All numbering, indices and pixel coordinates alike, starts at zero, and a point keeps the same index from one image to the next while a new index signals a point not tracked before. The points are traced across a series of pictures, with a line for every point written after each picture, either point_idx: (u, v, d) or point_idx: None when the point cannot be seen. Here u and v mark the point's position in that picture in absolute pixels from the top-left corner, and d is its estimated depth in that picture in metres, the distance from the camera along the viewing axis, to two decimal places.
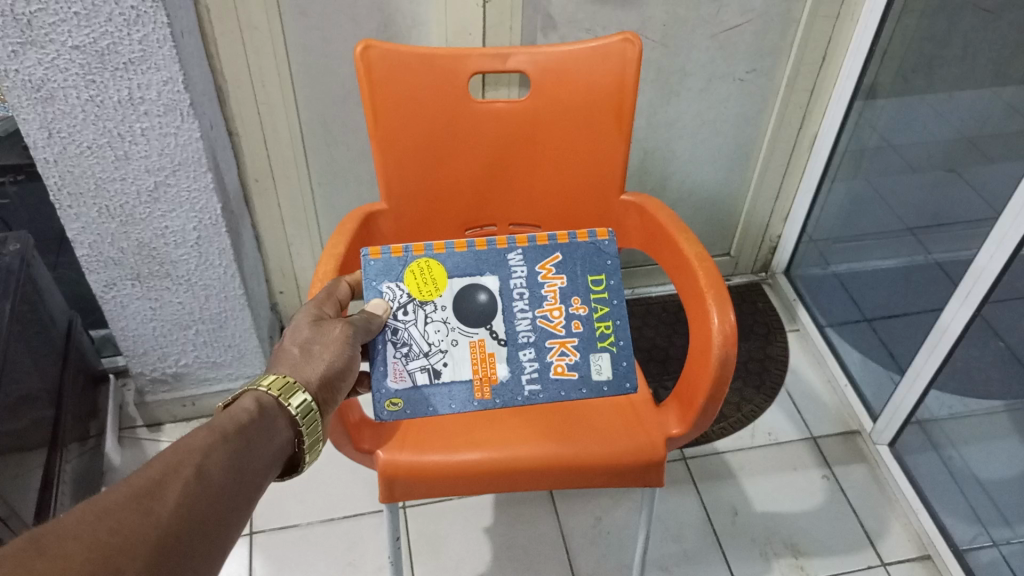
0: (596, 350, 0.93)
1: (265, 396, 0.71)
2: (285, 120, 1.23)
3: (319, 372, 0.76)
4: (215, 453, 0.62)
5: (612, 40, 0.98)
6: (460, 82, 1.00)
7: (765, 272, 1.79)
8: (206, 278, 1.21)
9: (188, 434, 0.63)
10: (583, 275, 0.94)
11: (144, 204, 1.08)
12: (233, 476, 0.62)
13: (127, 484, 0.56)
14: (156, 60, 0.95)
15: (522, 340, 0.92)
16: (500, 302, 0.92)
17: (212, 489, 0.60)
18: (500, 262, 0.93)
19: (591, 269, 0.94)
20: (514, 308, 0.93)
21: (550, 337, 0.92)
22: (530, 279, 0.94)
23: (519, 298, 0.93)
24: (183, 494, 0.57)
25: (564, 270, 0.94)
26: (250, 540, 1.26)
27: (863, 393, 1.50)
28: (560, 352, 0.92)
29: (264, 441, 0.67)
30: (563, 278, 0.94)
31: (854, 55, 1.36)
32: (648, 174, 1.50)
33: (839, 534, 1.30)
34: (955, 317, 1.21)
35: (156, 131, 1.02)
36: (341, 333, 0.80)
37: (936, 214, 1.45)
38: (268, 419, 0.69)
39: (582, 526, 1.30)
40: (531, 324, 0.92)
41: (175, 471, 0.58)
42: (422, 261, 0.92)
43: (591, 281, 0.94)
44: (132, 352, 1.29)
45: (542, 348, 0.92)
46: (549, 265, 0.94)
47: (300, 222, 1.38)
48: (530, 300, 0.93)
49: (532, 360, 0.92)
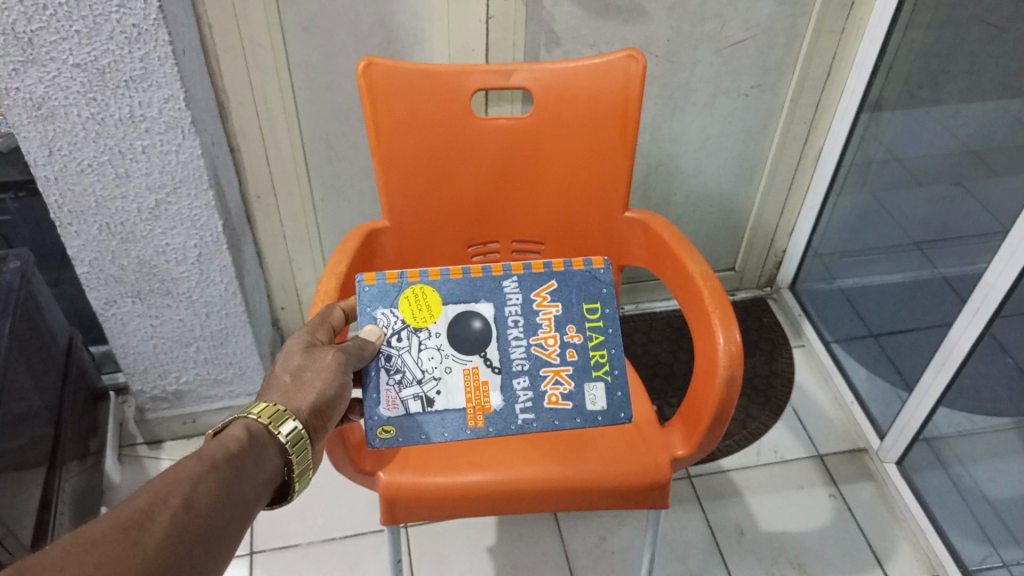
0: (590, 379, 0.91)
1: (254, 424, 0.70)
2: (288, 137, 1.22)
3: (309, 400, 0.75)
4: (204, 482, 0.61)
5: (616, 57, 0.98)
6: (462, 99, 0.99)
7: (770, 287, 1.77)
8: (207, 295, 1.20)
9: (176, 463, 0.62)
10: (578, 303, 0.93)
11: (145, 221, 1.08)
12: (223, 505, 0.61)
13: (114, 514, 0.54)
14: (157, 78, 0.94)
15: (515, 368, 0.90)
16: (493, 329, 0.91)
17: (202, 518, 0.59)
18: (495, 289, 0.92)
19: (585, 296, 0.93)
20: (508, 335, 0.91)
21: (544, 365, 0.91)
22: (525, 306, 0.92)
23: (513, 325, 0.92)
24: (171, 525, 0.56)
25: (559, 297, 0.93)
26: (250, 559, 1.25)
27: (870, 411, 1.49)
28: (554, 380, 0.90)
29: (254, 468, 0.66)
30: (558, 306, 0.93)
31: (860, 69, 1.35)
32: (653, 190, 1.49)
33: (846, 554, 1.28)
34: (964, 335, 1.19)
35: (157, 149, 1.01)
36: (333, 360, 0.79)
37: (942, 228, 1.43)
38: (259, 447, 0.68)
39: (586, 545, 1.29)
40: (525, 352, 0.90)
41: (163, 501, 0.57)
42: (416, 287, 0.90)
43: (586, 309, 0.93)
44: (132, 370, 1.28)
45: (536, 376, 0.90)
46: (544, 293, 0.93)
47: (302, 238, 1.38)
48: (524, 328, 0.91)
49: (526, 389, 0.90)
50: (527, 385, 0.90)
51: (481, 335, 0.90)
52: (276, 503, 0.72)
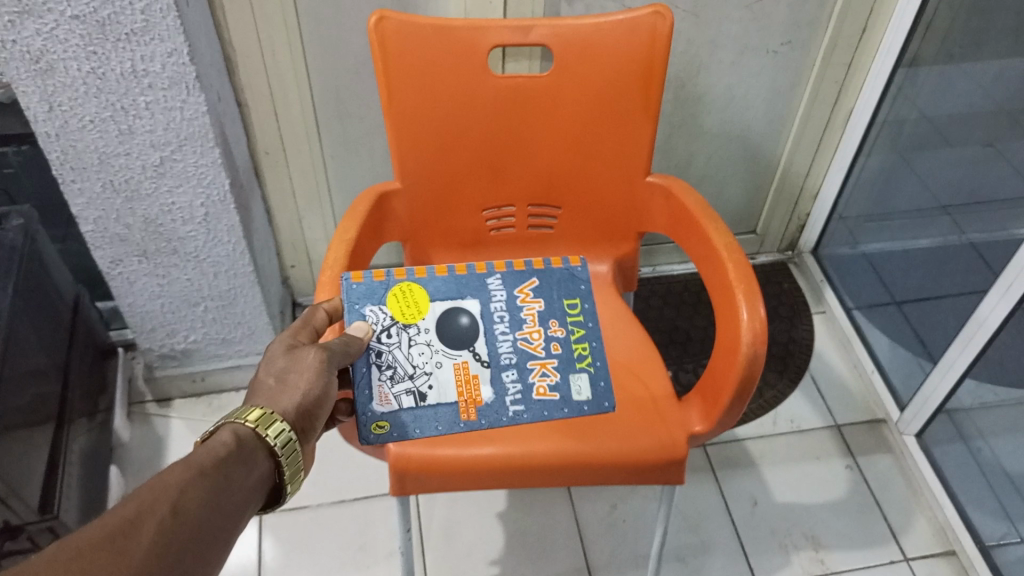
0: (575, 370, 0.89)
1: (242, 431, 0.67)
2: (297, 92, 1.18)
3: (295, 401, 0.72)
4: (191, 489, 0.59)
5: (641, 12, 0.92)
6: (479, 56, 0.94)
7: (791, 251, 1.73)
8: (215, 255, 1.17)
9: (164, 469, 0.60)
10: (560, 299, 0.93)
11: (149, 179, 1.04)
12: (211, 512, 0.59)
13: (99, 522, 0.53)
14: (159, 31, 0.90)
15: (504, 362, 0.88)
16: (481, 324, 0.89)
17: (191, 524, 0.57)
18: (481, 286, 0.91)
19: (565, 293, 0.94)
20: (495, 331, 0.89)
21: (531, 358, 0.89)
22: (509, 302, 0.92)
23: (499, 321, 0.90)
24: (157, 533, 0.54)
25: (541, 294, 0.93)
26: (259, 521, 1.24)
27: (890, 380, 1.46)
28: (541, 373, 0.89)
29: (243, 472, 0.64)
30: (541, 302, 0.92)
31: (897, 27, 1.29)
32: (673, 151, 1.44)
33: (860, 526, 1.27)
34: (994, 310, 1.15)
35: (161, 105, 0.97)
36: (317, 359, 0.75)
37: (971, 192, 1.37)
38: (247, 452, 0.66)
39: (597, 513, 1.27)
40: (512, 346, 0.89)
41: (149, 508, 0.55)
42: (402, 285, 0.89)
43: (568, 305, 0.93)
44: (139, 328, 1.26)
45: (524, 369, 0.88)
46: (527, 289, 0.93)
47: (312, 197, 1.34)
48: (510, 323, 0.90)
49: (515, 381, 0.88)
50: (520, 376, 0.88)
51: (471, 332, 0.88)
52: (268, 507, 0.70)
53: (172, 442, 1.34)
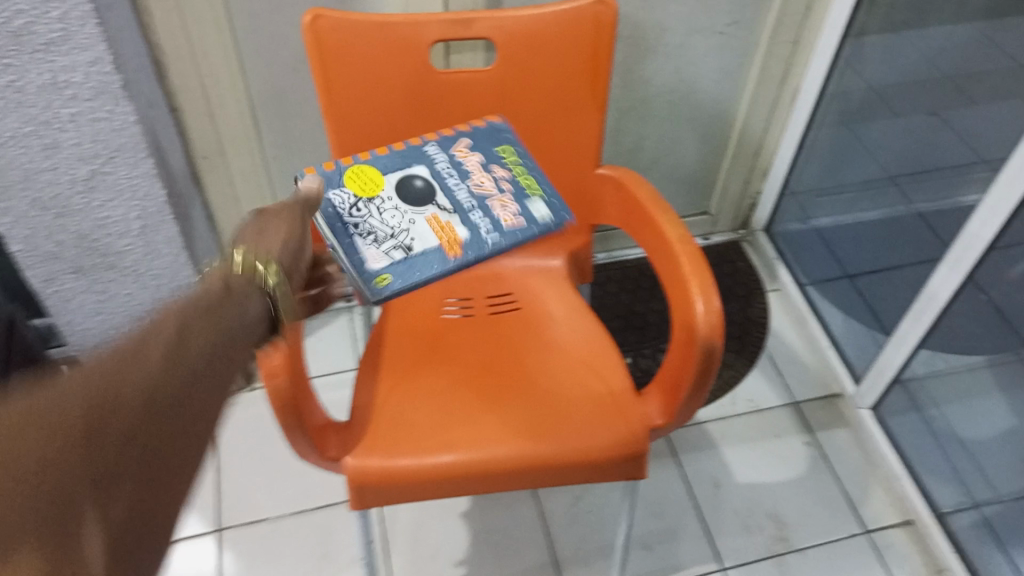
0: (528, 198, 0.89)
1: (229, 275, 0.60)
2: (234, 93, 1.14)
3: (279, 244, 0.67)
4: (195, 317, 0.52)
5: (584, 2, 0.90)
6: (420, 52, 0.91)
7: (744, 230, 1.73)
8: (155, 267, 1.13)
9: (159, 308, 0.53)
10: (492, 146, 0.93)
11: (80, 194, 1.00)
12: (217, 341, 0.52)
13: (100, 350, 0.46)
14: (79, 39, 0.85)
15: (468, 207, 0.87)
16: (435, 183, 0.88)
17: (197, 349, 0.50)
18: (420, 154, 0.91)
19: (493, 142, 0.93)
20: (447, 185, 0.89)
21: (489, 198, 0.88)
22: (450, 161, 0.91)
23: (448, 177, 0.89)
24: (170, 351, 0.48)
25: (476, 149, 0.93)
26: (218, 536, 1.22)
27: (845, 355, 1.48)
28: (504, 207, 0.87)
29: (243, 307, 0.58)
30: (477, 154, 0.92)
31: (842, 4, 1.29)
32: (624, 135, 1.43)
33: (821, 501, 1.29)
34: (945, 284, 1.17)
35: (87, 117, 0.92)
36: (285, 211, 0.72)
37: (919, 161, 1.42)
38: (240, 295, 0.58)
39: (561, 506, 1.27)
40: (468, 194, 0.88)
41: (157, 332, 0.48)
42: (355, 168, 0.88)
43: (501, 151, 0.93)
44: (81, 345, 1.21)
45: (487, 207, 0.87)
46: (461, 146, 0.92)
47: (257, 200, 1.30)
48: (457, 177, 0.90)
49: (484, 220, 0.86)
50: (487, 210, 0.87)
51: (432, 191, 0.88)
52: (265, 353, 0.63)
53: None
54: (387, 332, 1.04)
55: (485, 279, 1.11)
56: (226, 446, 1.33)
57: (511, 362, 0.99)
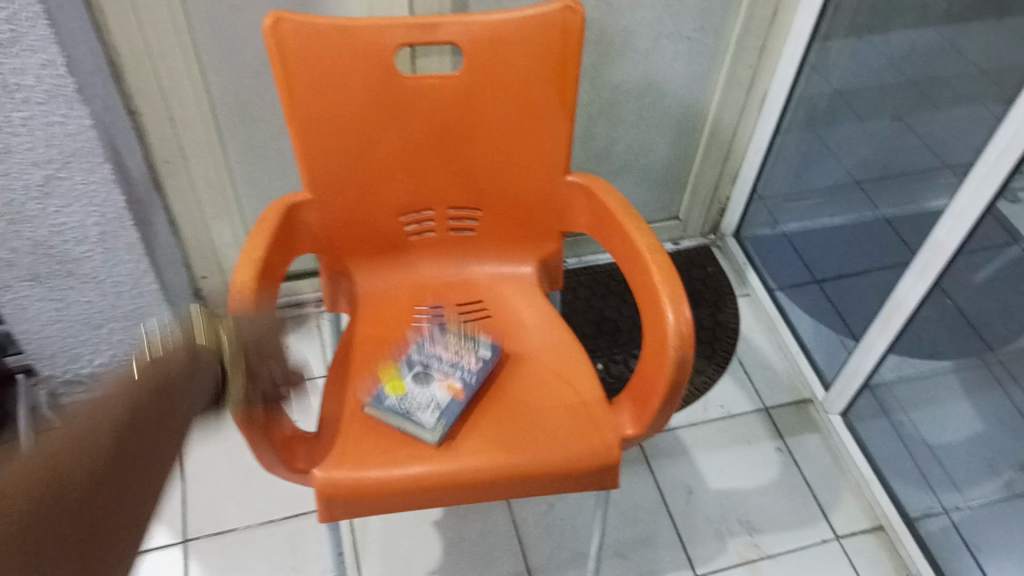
0: (474, 343, 0.99)
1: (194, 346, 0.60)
2: (194, 96, 1.11)
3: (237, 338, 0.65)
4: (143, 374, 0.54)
5: (552, 7, 0.89)
6: (385, 57, 0.90)
7: (714, 235, 1.73)
8: (116, 275, 1.10)
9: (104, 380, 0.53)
10: (439, 329, 1.01)
11: (33, 200, 0.96)
12: (162, 396, 0.54)
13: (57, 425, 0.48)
14: (30, 41, 0.82)
15: (448, 367, 0.95)
16: (413, 365, 0.95)
17: (147, 417, 0.52)
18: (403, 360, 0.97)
19: (438, 326, 1.02)
20: (422, 368, 0.95)
21: (459, 356, 0.96)
22: (413, 355, 0.98)
23: (417, 363, 0.96)
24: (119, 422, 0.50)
25: (428, 339, 1.00)
26: (183, 548, 1.18)
27: (815, 360, 1.48)
28: (466, 357, 0.96)
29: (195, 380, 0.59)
30: (426, 342, 0.99)
31: (807, 10, 1.29)
32: (593, 141, 1.42)
33: (793, 507, 1.29)
34: (911, 290, 1.18)
35: (39, 120, 0.89)
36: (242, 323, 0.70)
37: (883, 167, 1.46)
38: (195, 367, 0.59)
39: (534, 514, 1.26)
40: (441, 362, 0.96)
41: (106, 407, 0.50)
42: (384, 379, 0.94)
43: (445, 329, 1.01)
44: (38, 355, 1.18)
45: (457, 362, 0.96)
46: (409, 344, 1.00)
47: (220, 206, 1.27)
48: (420, 357, 0.97)
49: (461, 370, 0.95)
50: (467, 368, 0.95)
51: (418, 371, 0.95)
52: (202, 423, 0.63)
53: None
54: (355, 341, 1.02)
55: (455, 287, 1.09)
56: (191, 457, 1.30)
57: (481, 371, 0.98)
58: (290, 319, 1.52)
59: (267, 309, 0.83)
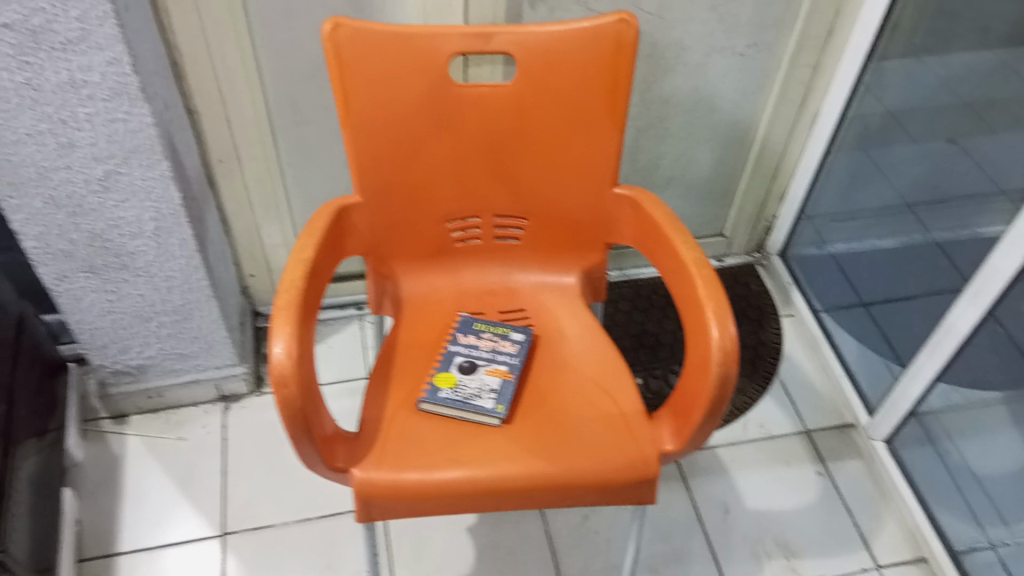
0: (507, 330, 1.02)
1: None
2: (250, 98, 1.13)
3: None
4: None
5: (605, 20, 0.90)
6: (439, 65, 0.91)
7: (759, 253, 1.72)
8: (167, 270, 1.12)
9: None
10: (473, 322, 1.03)
11: (93, 193, 0.99)
12: None
13: None
14: (97, 39, 0.85)
15: (492, 354, 0.99)
16: (461, 360, 0.98)
17: None
18: (446, 356, 0.99)
19: (472, 321, 1.03)
20: (466, 358, 0.98)
21: (499, 341, 1.01)
22: (450, 351, 0.99)
23: (460, 355, 0.99)
24: None
25: (462, 332, 1.02)
26: (222, 541, 1.20)
27: (859, 384, 1.45)
28: (505, 341, 1.01)
29: None
30: (463, 334, 1.01)
31: (863, 28, 1.28)
32: (639, 154, 1.42)
33: (832, 533, 1.26)
34: (963, 317, 1.15)
35: (103, 117, 0.92)
36: None
37: (936, 187, 1.40)
38: None
39: (568, 525, 1.25)
40: (483, 348, 0.99)
41: None
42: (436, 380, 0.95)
43: (480, 324, 1.03)
44: (90, 345, 1.21)
45: (499, 348, 1.00)
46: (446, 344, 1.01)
47: (270, 206, 1.30)
48: (461, 351, 0.99)
49: (504, 353, 0.99)
50: (507, 351, 0.99)
51: (464, 362, 0.98)
52: None
53: (128, 460, 1.30)
54: (398, 344, 1.02)
55: (498, 294, 1.10)
56: (232, 451, 1.32)
57: (521, 382, 0.97)
58: (335, 321, 1.54)
59: (313, 311, 0.84)
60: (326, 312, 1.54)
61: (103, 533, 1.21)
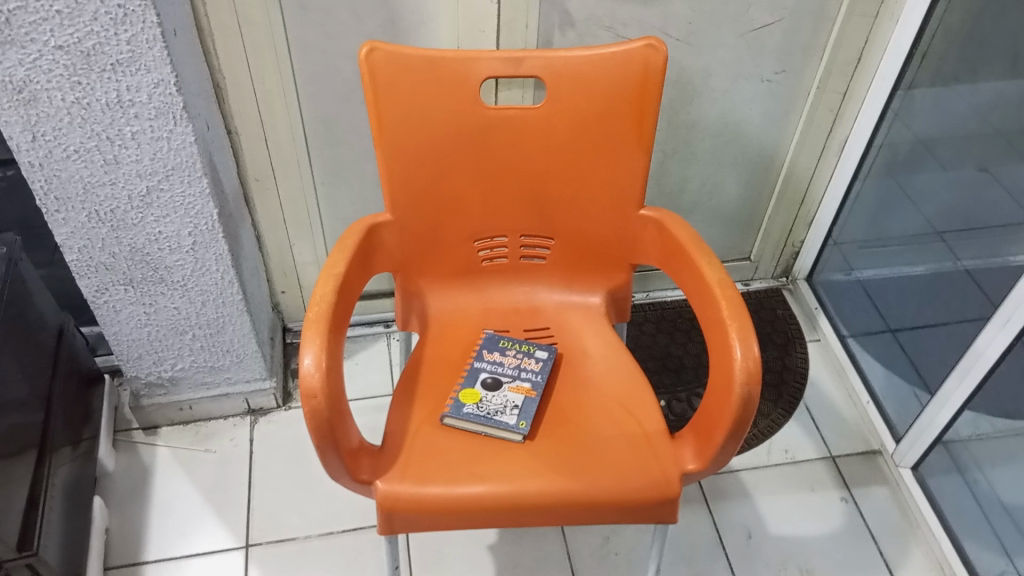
0: (531, 349, 1.03)
1: None
2: (287, 118, 1.17)
3: None
4: None
5: (634, 46, 0.92)
6: (470, 88, 0.94)
7: (786, 278, 1.72)
8: (203, 284, 1.15)
9: None
10: (499, 339, 1.05)
11: (136, 209, 1.03)
12: None
13: None
14: (146, 61, 0.89)
15: (515, 372, 1.00)
16: (484, 377, 0.99)
17: None
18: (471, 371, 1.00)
19: (498, 338, 1.05)
20: (490, 374, 1.00)
21: (523, 359, 1.02)
22: (475, 367, 1.01)
23: (484, 371, 1.00)
24: None
25: (487, 349, 1.03)
26: (246, 552, 1.22)
27: (886, 411, 1.44)
28: (529, 359, 1.02)
29: None
30: (488, 351, 1.03)
31: (892, 55, 1.29)
32: (666, 178, 1.43)
33: (856, 559, 1.25)
34: (992, 344, 1.15)
35: (148, 135, 0.96)
36: None
37: (966, 217, 1.36)
38: None
39: (589, 546, 1.25)
40: (507, 365, 1.01)
41: None
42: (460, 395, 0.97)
43: (506, 341, 1.05)
44: (126, 357, 1.24)
45: (523, 366, 1.01)
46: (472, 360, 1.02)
47: (303, 224, 1.33)
48: (485, 367, 1.01)
49: (527, 371, 1.00)
50: (531, 369, 1.01)
51: (488, 379, 0.99)
52: None
53: (156, 470, 1.32)
54: (424, 360, 1.04)
55: (523, 313, 1.11)
56: (259, 464, 1.34)
57: (545, 399, 0.98)
58: (362, 338, 1.56)
59: (343, 324, 0.86)
60: (353, 329, 1.57)
61: (132, 542, 1.23)
